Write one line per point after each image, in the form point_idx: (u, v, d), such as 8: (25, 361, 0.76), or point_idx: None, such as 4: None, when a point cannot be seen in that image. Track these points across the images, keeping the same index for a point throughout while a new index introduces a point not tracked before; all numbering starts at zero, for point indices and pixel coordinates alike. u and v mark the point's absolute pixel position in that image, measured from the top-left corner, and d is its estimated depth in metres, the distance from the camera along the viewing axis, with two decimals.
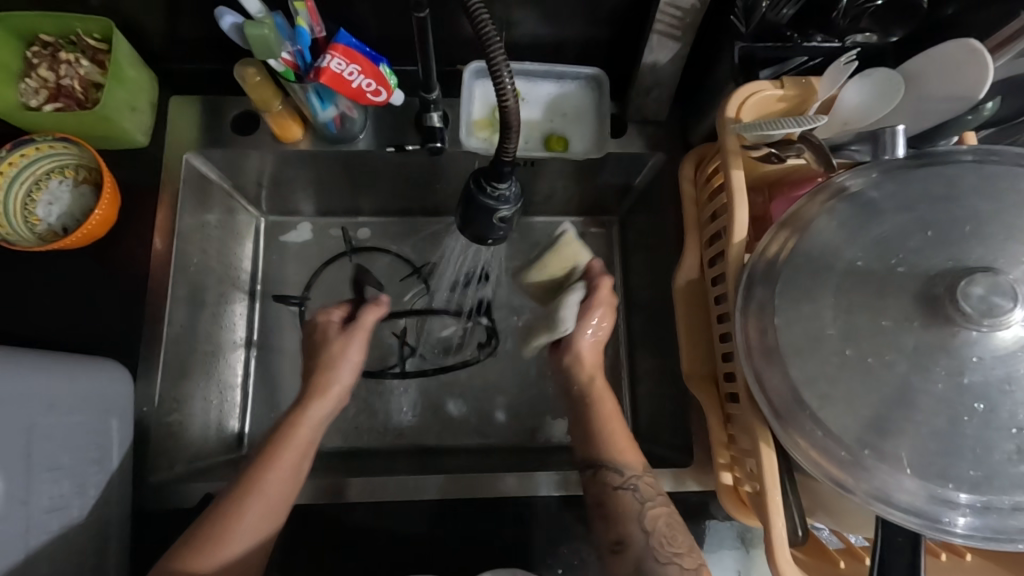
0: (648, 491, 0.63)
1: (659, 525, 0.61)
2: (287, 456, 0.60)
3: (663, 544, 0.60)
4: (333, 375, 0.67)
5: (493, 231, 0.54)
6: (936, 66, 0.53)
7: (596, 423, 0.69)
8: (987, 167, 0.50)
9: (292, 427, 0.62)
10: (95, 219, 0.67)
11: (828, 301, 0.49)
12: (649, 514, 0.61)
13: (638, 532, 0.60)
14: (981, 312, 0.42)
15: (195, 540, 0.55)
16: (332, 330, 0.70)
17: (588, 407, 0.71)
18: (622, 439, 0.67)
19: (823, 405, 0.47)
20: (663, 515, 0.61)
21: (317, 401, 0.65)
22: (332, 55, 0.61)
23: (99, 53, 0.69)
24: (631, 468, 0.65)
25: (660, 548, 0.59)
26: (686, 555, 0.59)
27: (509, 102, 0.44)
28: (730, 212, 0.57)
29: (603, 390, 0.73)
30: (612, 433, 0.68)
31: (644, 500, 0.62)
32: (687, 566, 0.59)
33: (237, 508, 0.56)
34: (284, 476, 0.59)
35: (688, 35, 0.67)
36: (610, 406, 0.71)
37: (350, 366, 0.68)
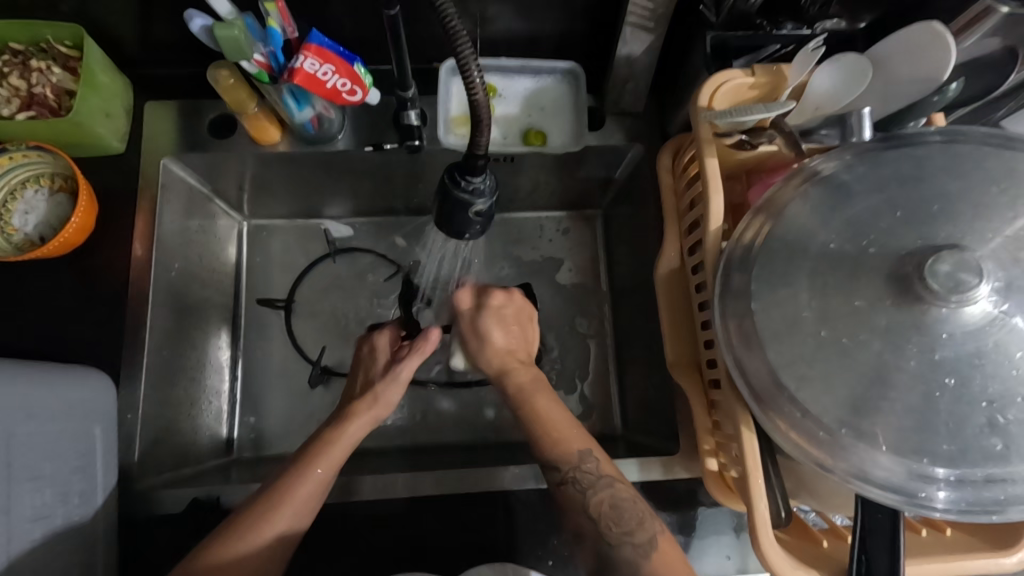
0: (590, 478, 0.61)
1: (604, 509, 0.59)
2: (323, 466, 0.60)
3: (611, 525, 0.59)
4: (375, 397, 0.67)
5: (468, 226, 0.53)
6: (902, 50, 0.54)
7: (534, 417, 0.65)
8: (955, 147, 0.50)
9: (334, 437, 0.63)
10: (72, 227, 0.66)
11: (803, 285, 0.50)
12: (593, 501, 0.60)
13: (585, 519, 0.60)
14: (948, 289, 0.43)
15: (219, 543, 0.55)
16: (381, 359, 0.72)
17: (516, 407, 0.67)
18: (558, 431, 0.64)
19: (801, 386, 0.48)
20: (607, 497, 0.60)
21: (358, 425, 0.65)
22: (304, 55, 0.60)
23: (71, 60, 0.68)
24: (565, 460, 0.62)
25: (608, 531, 0.59)
26: (638, 530, 0.58)
27: (478, 95, 0.44)
28: (705, 200, 0.58)
29: (536, 388, 0.68)
30: (551, 430, 0.64)
31: (586, 490, 0.60)
32: (640, 540, 0.58)
33: (268, 511, 0.57)
34: (319, 483, 0.59)
35: (661, 27, 0.67)
36: (540, 403, 0.66)
37: (391, 402, 0.68)
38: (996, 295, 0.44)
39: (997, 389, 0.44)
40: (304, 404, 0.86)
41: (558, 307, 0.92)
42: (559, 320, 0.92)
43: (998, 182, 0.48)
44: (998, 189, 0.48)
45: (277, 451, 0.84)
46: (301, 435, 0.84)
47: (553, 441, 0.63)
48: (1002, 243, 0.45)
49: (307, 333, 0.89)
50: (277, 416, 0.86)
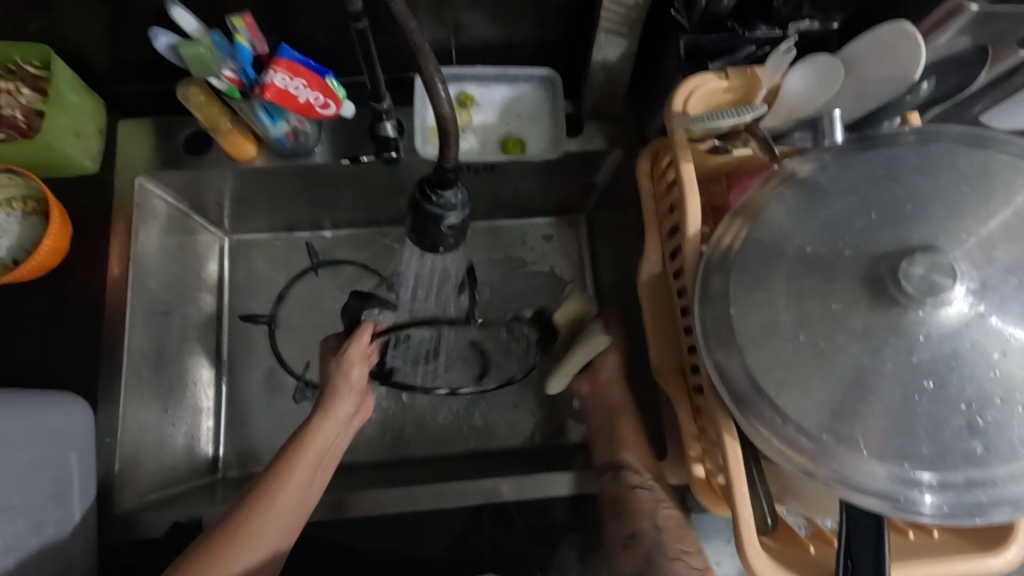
0: (662, 493, 0.64)
1: (669, 522, 0.62)
2: (302, 469, 0.60)
3: (672, 539, 0.60)
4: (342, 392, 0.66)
5: (442, 241, 0.51)
6: (874, 51, 0.53)
7: (621, 432, 0.72)
8: (928, 147, 0.50)
9: (301, 437, 0.62)
10: (44, 249, 0.65)
11: (779, 288, 0.49)
12: (661, 512, 0.63)
13: (650, 526, 0.61)
14: (923, 291, 0.43)
15: (203, 555, 0.54)
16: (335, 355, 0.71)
17: (614, 429, 0.73)
18: (639, 448, 0.70)
19: (781, 392, 0.48)
20: (674, 514, 0.63)
21: (322, 418, 0.64)
22: (275, 70, 0.60)
23: (40, 81, 0.67)
24: (647, 471, 0.67)
25: (670, 543, 0.60)
26: (694, 553, 0.59)
27: (444, 111, 0.44)
28: (683, 206, 0.58)
29: (625, 409, 0.75)
30: (634, 445, 0.70)
31: (657, 500, 0.64)
32: (695, 564, 0.58)
33: (250, 518, 0.56)
34: (300, 485, 0.59)
35: (634, 32, 0.67)
36: (630, 428, 0.73)
37: (353, 383, 0.68)
38: (972, 296, 0.43)
39: (974, 390, 0.44)
40: (290, 420, 0.85)
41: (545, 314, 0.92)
42: None
43: (971, 181, 0.48)
44: (970, 187, 0.48)
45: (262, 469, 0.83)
46: None
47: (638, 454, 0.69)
48: (975, 243, 0.45)
49: (292, 348, 0.88)
50: (264, 432, 0.85)
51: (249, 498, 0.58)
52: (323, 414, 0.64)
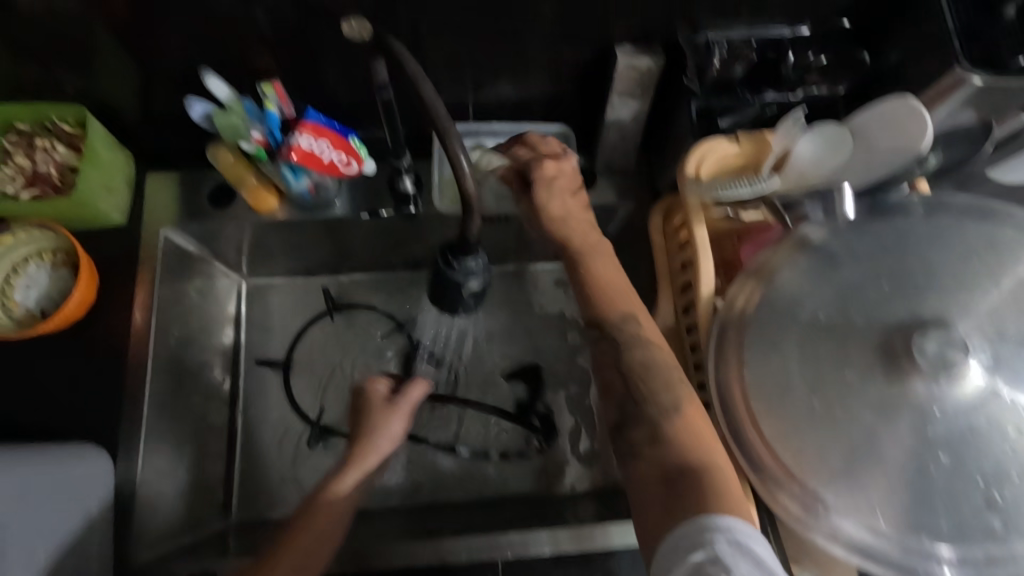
0: (627, 335, 0.58)
1: (637, 365, 0.56)
2: (320, 526, 0.62)
3: (639, 382, 0.56)
4: (376, 445, 0.66)
5: (462, 304, 0.53)
6: (881, 123, 0.55)
7: (596, 295, 0.61)
8: (937, 218, 0.52)
9: (330, 493, 0.64)
10: (74, 301, 0.68)
11: (793, 354, 0.50)
12: (627, 355, 0.57)
13: (610, 346, 0.58)
14: (935, 367, 0.44)
15: None
16: (381, 403, 0.69)
17: (579, 267, 0.62)
18: (618, 297, 0.61)
19: (796, 458, 0.48)
20: (640, 354, 0.57)
21: (354, 475, 0.65)
22: (300, 132, 0.62)
23: (74, 138, 0.70)
24: (612, 317, 0.59)
25: (651, 422, 0.54)
26: (663, 390, 0.55)
27: (468, 186, 0.46)
28: (697, 266, 0.59)
29: (604, 264, 0.63)
30: (612, 292, 0.61)
31: (621, 346, 0.58)
32: (666, 403, 0.54)
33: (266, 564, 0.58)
34: (317, 539, 0.61)
35: (647, 94, 0.71)
36: (606, 266, 0.63)
37: (389, 440, 0.67)
38: (986, 370, 0.44)
39: (991, 465, 0.44)
40: (302, 465, 0.86)
41: (557, 358, 0.93)
42: (557, 371, 0.92)
43: (981, 255, 0.49)
44: (980, 261, 0.49)
45: (272, 515, 0.83)
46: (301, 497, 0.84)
47: (551, 206, 0.65)
48: (987, 316, 0.46)
49: (305, 392, 0.89)
50: (277, 478, 0.85)
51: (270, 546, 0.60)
52: (352, 469, 0.65)
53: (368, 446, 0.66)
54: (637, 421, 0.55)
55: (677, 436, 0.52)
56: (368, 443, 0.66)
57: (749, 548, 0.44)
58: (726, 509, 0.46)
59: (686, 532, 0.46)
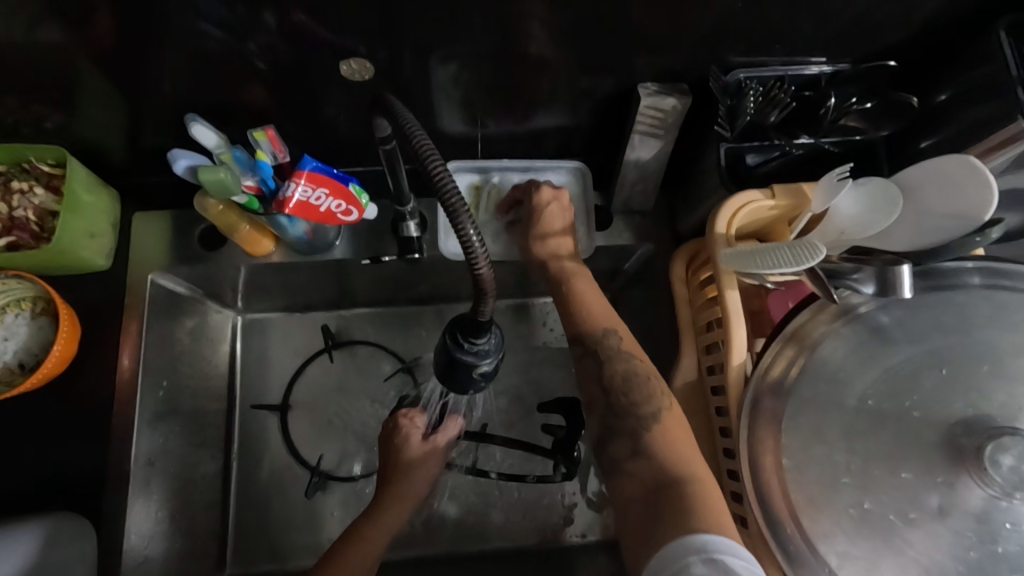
0: (610, 350, 0.61)
1: (616, 378, 0.59)
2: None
3: (621, 395, 0.58)
4: (409, 485, 0.70)
5: (471, 385, 0.48)
6: (934, 181, 0.49)
7: (576, 310, 0.64)
8: (998, 294, 0.47)
9: (362, 526, 0.67)
10: (53, 357, 0.63)
11: (840, 444, 0.45)
12: (610, 370, 0.60)
13: (592, 362, 0.61)
14: (1013, 483, 0.40)
15: None
16: (416, 440, 0.71)
17: (561, 283, 0.66)
18: (598, 312, 0.64)
19: (843, 564, 0.43)
20: (624, 369, 0.59)
21: (388, 509, 0.69)
22: (297, 182, 0.57)
23: (54, 179, 0.65)
24: (594, 332, 0.62)
25: (629, 430, 0.57)
26: (645, 402, 0.57)
27: (481, 266, 0.39)
28: (726, 332, 0.53)
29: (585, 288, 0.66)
30: (588, 305, 0.64)
31: (603, 359, 0.60)
32: (647, 414, 0.56)
33: None
34: None
35: (671, 134, 0.65)
36: (586, 284, 0.66)
37: (426, 480, 0.72)
38: None
39: None
40: (301, 514, 0.82)
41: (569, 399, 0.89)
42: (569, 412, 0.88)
43: None
44: None
45: (268, 568, 0.79)
46: (300, 549, 0.80)
47: (557, 226, 0.69)
48: None
49: (304, 436, 0.85)
50: (274, 528, 0.81)
51: None
52: (382, 513, 0.68)
53: (399, 488, 0.70)
54: (619, 432, 0.57)
55: (660, 447, 0.54)
56: (399, 484, 0.70)
57: (724, 563, 0.44)
58: (706, 526, 0.47)
59: (666, 560, 0.47)
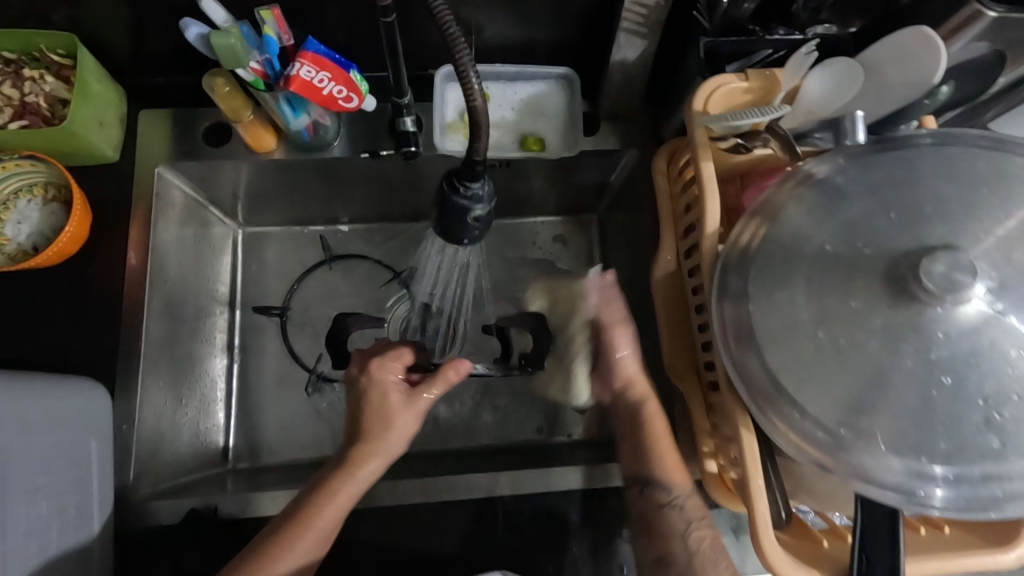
0: (694, 512, 0.62)
1: (703, 545, 0.60)
2: (308, 538, 0.58)
3: (706, 564, 0.59)
4: (385, 437, 0.62)
5: (465, 233, 0.52)
6: (893, 54, 0.54)
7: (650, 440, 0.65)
8: (945, 149, 0.51)
9: (337, 476, 0.61)
10: (66, 236, 0.66)
11: (799, 286, 0.50)
12: (693, 535, 0.61)
13: (681, 547, 0.60)
14: (943, 289, 0.43)
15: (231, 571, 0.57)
16: (395, 396, 0.64)
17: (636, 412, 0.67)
18: (671, 461, 0.64)
19: (800, 387, 0.48)
20: (708, 537, 0.61)
21: (369, 462, 0.62)
22: (300, 62, 0.61)
23: (64, 69, 0.68)
24: (677, 487, 0.63)
25: (706, 568, 0.59)
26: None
27: (477, 102, 0.43)
28: (702, 204, 0.58)
29: (655, 412, 0.67)
30: (665, 462, 0.64)
31: (690, 520, 0.62)
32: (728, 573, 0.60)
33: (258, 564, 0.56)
34: (308, 548, 0.58)
35: (654, 32, 0.68)
36: (661, 424, 0.67)
37: (403, 436, 0.64)
38: (990, 294, 0.44)
39: (993, 387, 0.44)
40: (301, 412, 0.86)
41: None
42: None
43: (989, 183, 0.49)
44: (989, 190, 0.48)
45: (270, 461, 0.83)
46: (299, 444, 0.84)
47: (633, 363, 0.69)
48: (994, 244, 0.46)
49: (303, 342, 0.89)
50: (275, 426, 0.85)
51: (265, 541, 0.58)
52: (355, 467, 0.61)
53: (375, 442, 0.62)
54: None
55: None
56: (376, 437, 0.62)
57: None
58: None
59: None
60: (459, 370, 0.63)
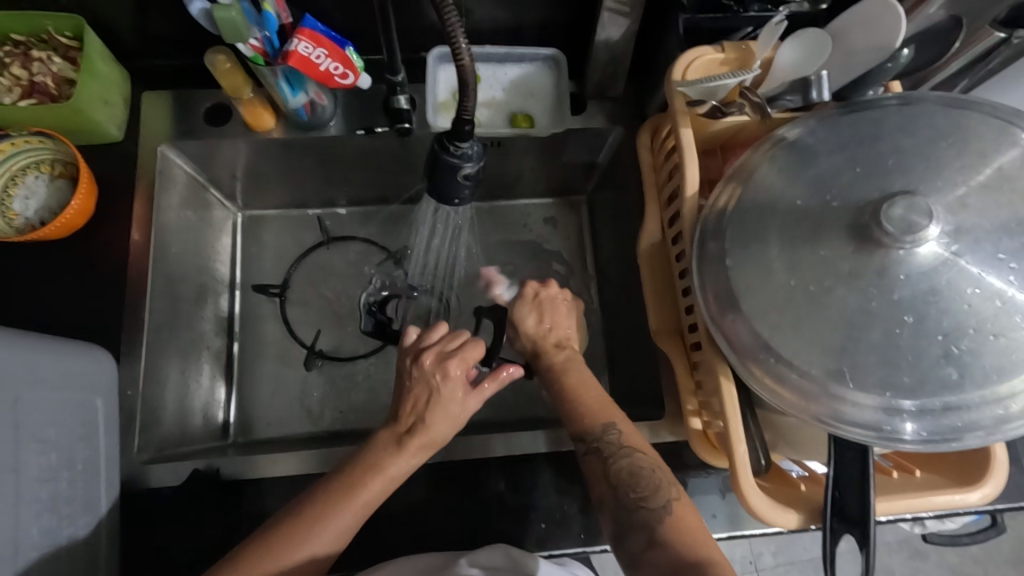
0: (612, 447, 0.62)
1: (622, 476, 0.60)
2: (349, 513, 0.57)
3: (628, 491, 0.59)
4: (439, 427, 0.61)
5: (456, 191, 0.55)
6: (859, 24, 0.58)
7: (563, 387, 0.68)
8: (908, 109, 0.54)
9: (382, 460, 0.60)
10: (73, 209, 0.69)
11: (772, 239, 0.53)
12: (612, 467, 0.61)
13: (606, 490, 0.61)
14: (901, 230, 0.46)
15: (267, 542, 0.55)
16: (462, 394, 0.63)
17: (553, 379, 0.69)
18: (590, 404, 0.65)
19: (774, 333, 0.51)
20: (626, 465, 0.60)
21: (416, 451, 0.61)
22: (298, 38, 0.64)
23: (71, 51, 0.71)
24: (591, 433, 0.63)
25: (626, 497, 0.59)
26: (652, 496, 0.59)
27: (464, 61, 0.46)
28: (682, 169, 0.61)
29: (568, 365, 0.70)
30: (587, 404, 0.66)
31: (607, 457, 0.61)
32: (658, 505, 0.58)
33: (296, 534, 0.55)
34: (347, 523, 0.57)
35: (637, 11, 0.71)
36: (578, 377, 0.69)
37: (451, 427, 0.62)
38: (946, 237, 0.47)
39: (951, 323, 0.47)
40: (299, 387, 0.88)
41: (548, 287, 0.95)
42: None
43: (948, 137, 0.52)
44: (948, 144, 0.51)
45: (269, 435, 0.85)
46: (298, 417, 0.86)
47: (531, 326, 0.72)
48: (951, 192, 0.49)
49: (301, 319, 0.91)
50: (274, 401, 0.87)
51: (305, 512, 0.57)
52: (402, 450, 0.60)
53: (427, 430, 0.61)
54: (635, 527, 0.58)
55: (676, 542, 0.56)
56: (429, 425, 0.61)
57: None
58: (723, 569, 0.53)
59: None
60: (514, 377, 0.66)
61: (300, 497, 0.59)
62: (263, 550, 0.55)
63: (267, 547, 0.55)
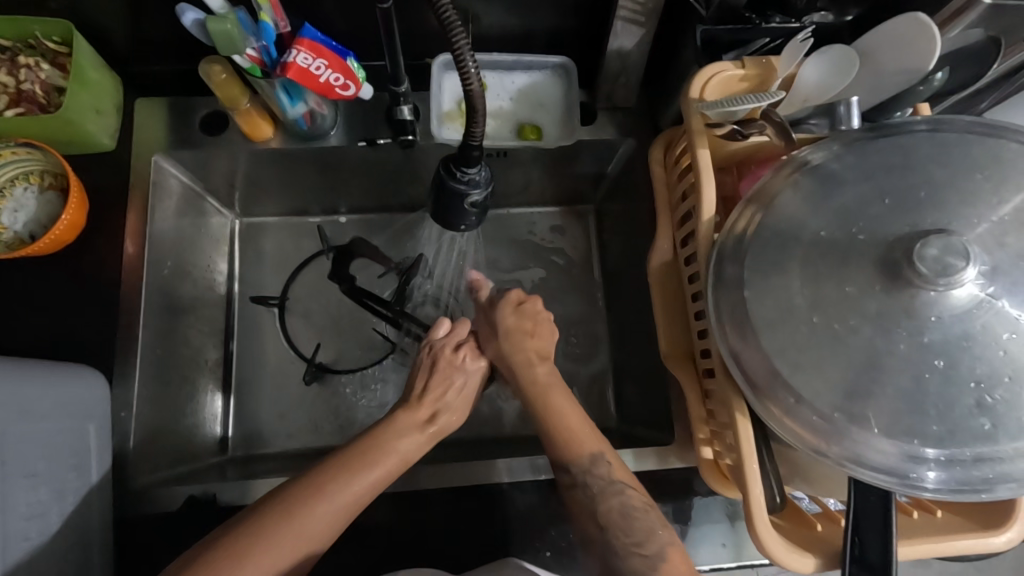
0: (601, 482, 0.59)
1: (612, 517, 0.57)
2: (363, 484, 0.56)
3: (619, 536, 0.56)
4: (449, 418, 0.64)
5: (464, 213, 0.55)
6: (889, 42, 0.55)
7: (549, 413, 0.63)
8: (941, 136, 0.51)
9: (398, 439, 0.59)
10: (64, 223, 0.66)
11: (794, 272, 0.50)
12: (601, 508, 0.57)
13: (594, 527, 0.57)
14: (936, 272, 0.44)
15: (282, 503, 0.52)
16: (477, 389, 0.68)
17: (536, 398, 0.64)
18: (576, 432, 0.62)
19: (794, 371, 0.48)
20: (616, 505, 0.57)
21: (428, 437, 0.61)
22: (298, 49, 0.61)
23: (60, 57, 0.68)
24: (578, 462, 0.60)
25: (618, 541, 0.56)
26: (647, 542, 0.55)
27: (473, 86, 0.44)
28: (698, 189, 0.57)
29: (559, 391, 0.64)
30: (573, 433, 0.61)
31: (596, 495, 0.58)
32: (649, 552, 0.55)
33: (308, 498, 0.53)
34: (356, 498, 0.55)
35: (651, 21, 0.68)
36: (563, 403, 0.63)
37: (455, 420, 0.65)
38: (982, 278, 0.45)
39: (985, 369, 0.45)
40: (298, 401, 0.86)
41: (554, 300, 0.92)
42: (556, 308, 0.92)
43: (983, 169, 0.49)
44: (983, 175, 0.49)
45: (268, 451, 0.83)
46: (298, 432, 0.84)
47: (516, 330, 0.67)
48: (987, 229, 0.46)
49: (302, 331, 0.89)
50: (272, 414, 0.85)
51: (317, 478, 0.54)
52: (417, 432, 0.61)
53: (440, 419, 0.63)
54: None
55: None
56: (440, 414, 0.63)
57: None
58: None
59: None
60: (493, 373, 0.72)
61: (309, 466, 0.56)
62: (272, 512, 0.52)
63: (277, 508, 0.52)
